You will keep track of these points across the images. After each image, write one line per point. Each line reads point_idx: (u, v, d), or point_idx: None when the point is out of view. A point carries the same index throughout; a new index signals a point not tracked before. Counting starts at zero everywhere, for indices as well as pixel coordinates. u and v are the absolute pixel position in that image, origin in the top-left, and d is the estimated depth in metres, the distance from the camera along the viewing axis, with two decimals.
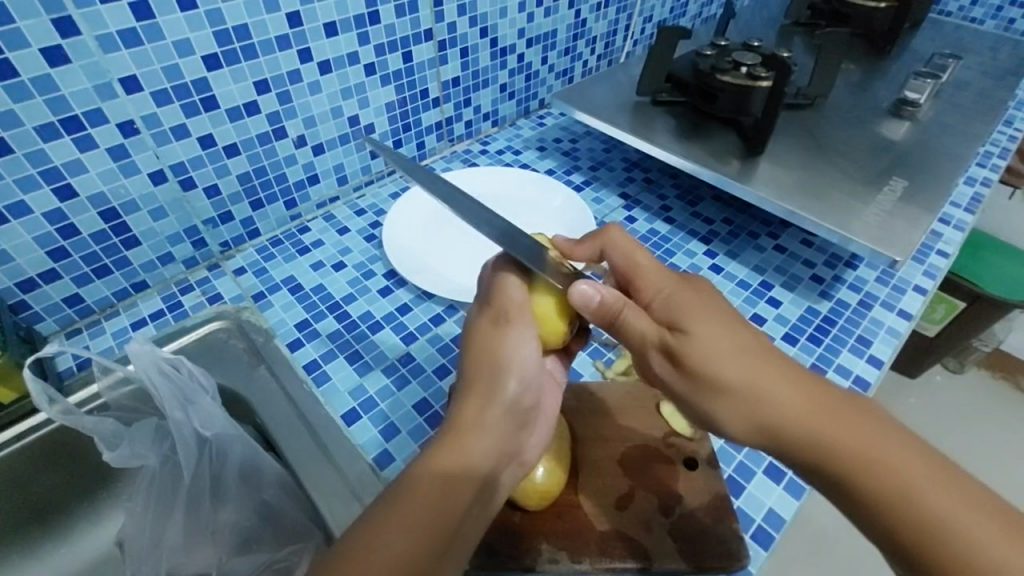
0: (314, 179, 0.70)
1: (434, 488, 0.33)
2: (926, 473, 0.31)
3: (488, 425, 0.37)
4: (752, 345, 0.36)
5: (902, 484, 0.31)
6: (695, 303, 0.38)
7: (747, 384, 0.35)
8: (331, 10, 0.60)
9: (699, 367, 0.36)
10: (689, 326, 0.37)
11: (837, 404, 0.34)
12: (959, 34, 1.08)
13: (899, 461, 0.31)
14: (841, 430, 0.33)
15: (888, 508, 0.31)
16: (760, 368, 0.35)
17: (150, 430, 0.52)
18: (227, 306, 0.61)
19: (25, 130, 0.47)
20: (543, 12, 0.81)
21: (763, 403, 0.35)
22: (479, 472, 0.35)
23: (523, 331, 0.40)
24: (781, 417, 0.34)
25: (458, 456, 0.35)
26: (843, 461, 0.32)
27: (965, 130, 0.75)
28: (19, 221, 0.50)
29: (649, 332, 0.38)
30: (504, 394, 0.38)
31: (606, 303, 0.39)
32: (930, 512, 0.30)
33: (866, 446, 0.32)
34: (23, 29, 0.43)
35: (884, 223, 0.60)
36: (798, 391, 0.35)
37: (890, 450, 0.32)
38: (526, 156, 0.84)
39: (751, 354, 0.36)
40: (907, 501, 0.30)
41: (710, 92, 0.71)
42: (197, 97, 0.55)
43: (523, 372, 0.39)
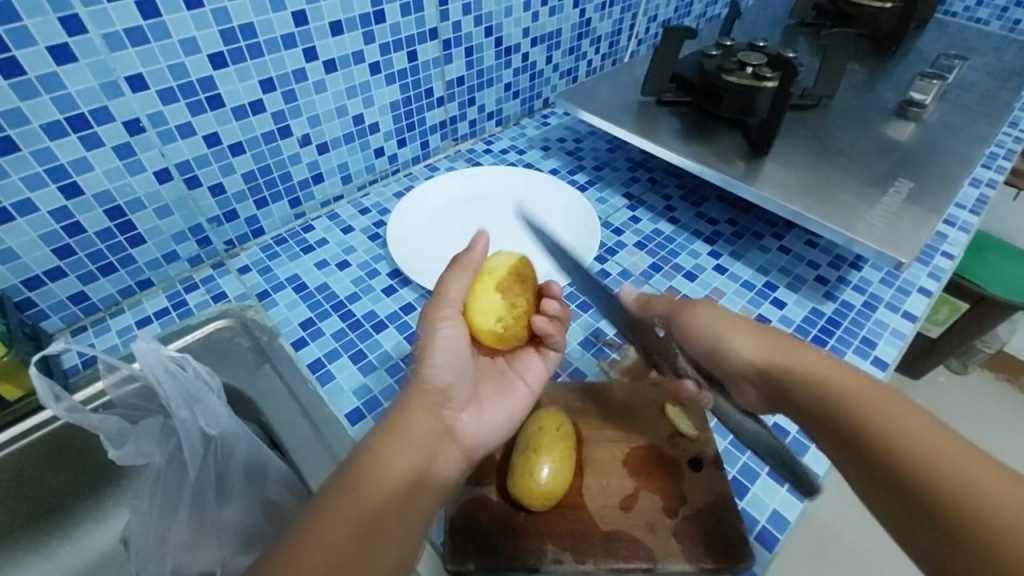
0: (318, 177, 0.70)
1: (381, 475, 0.37)
2: (933, 434, 0.33)
3: (423, 415, 0.42)
4: (767, 332, 0.44)
5: (912, 442, 0.33)
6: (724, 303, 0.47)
7: (761, 358, 0.42)
8: (336, 9, 0.60)
9: (717, 345, 0.45)
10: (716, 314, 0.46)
11: (848, 374, 0.38)
12: (964, 35, 1.08)
13: (905, 420, 0.34)
14: (851, 393, 0.36)
15: (900, 466, 0.33)
16: (771, 345, 0.42)
17: (155, 429, 0.52)
18: (232, 304, 0.61)
19: (31, 128, 0.47)
20: (548, 11, 0.81)
21: (785, 365, 0.40)
22: (414, 466, 0.38)
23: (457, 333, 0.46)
24: (799, 377, 0.39)
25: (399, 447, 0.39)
26: (853, 422, 0.35)
27: (971, 131, 0.75)
28: (24, 219, 0.50)
29: (676, 325, 0.49)
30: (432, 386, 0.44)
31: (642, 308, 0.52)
32: (941, 468, 0.31)
33: (877, 409, 0.35)
34: (30, 27, 0.43)
35: (889, 224, 0.60)
36: (811, 363, 0.40)
37: (900, 413, 0.34)
38: (530, 156, 0.84)
39: (765, 337, 0.43)
40: (915, 458, 0.32)
41: (715, 93, 0.71)
42: (202, 95, 0.55)
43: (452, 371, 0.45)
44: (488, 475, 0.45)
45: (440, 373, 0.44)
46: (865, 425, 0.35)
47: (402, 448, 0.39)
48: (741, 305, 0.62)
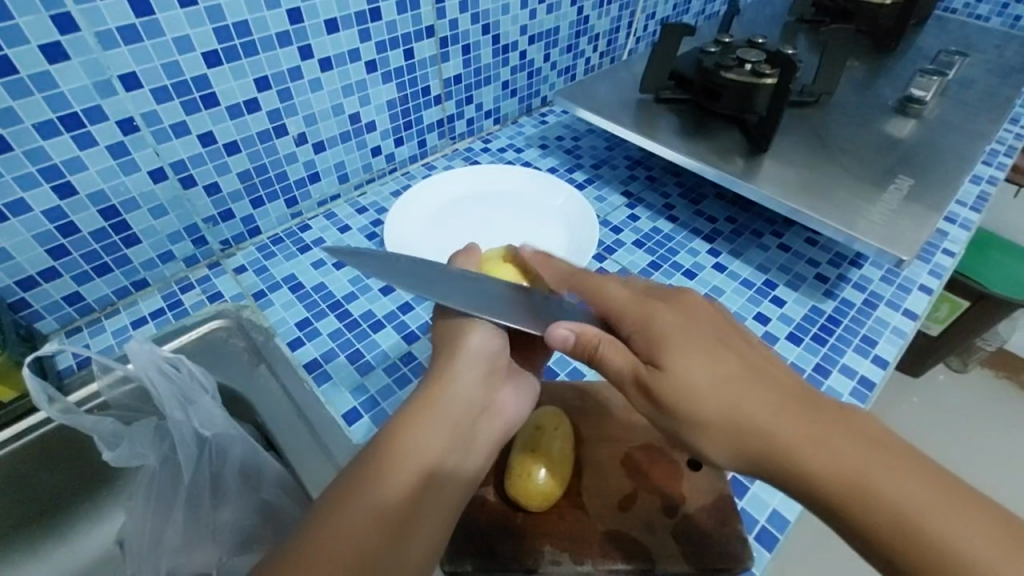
0: (315, 177, 0.70)
1: (411, 453, 0.36)
2: (938, 508, 0.29)
3: (461, 382, 0.40)
4: (735, 373, 0.35)
5: (917, 520, 0.29)
6: (666, 324, 0.38)
7: (735, 414, 0.34)
8: (331, 7, 0.59)
9: (684, 399, 0.35)
10: (663, 360, 0.36)
11: (834, 429, 0.32)
12: (965, 31, 1.07)
13: (893, 487, 0.29)
14: (841, 463, 0.31)
15: (910, 552, 0.28)
16: (743, 395, 0.34)
17: (148, 430, 0.51)
18: (227, 305, 0.61)
19: (24, 128, 0.47)
20: (545, 9, 0.81)
21: (746, 426, 0.33)
22: (437, 450, 0.37)
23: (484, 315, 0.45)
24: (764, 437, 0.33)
25: (428, 422, 0.37)
26: (849, 500, 0.30)
27: (971, 128, 0.75)
28: (18, 219, 0.49)
29: (627, 364, 0.38)
30: (471, 349, 0.42)
31: (581, 340, 0.39)
32: (954, 554, 0.28)
33: (881, 486, 0.30)
34: (22, 26, 0.43)
35: (890, 222, 0.59)
36: (791, 420, 0.33)
37: (898, 483, 0.30)
38: (528, 154, 0.84)
39: (735, 384, 0.35)
40: (924, 542, 0.28)
41: (713, 90, 0.71)
42: (197, 94, 0.55)
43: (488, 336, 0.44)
44: (486, 476, 0.45)
45: (476, 344, 0.43)
46: (860, 504, 0.30)
47: (428, 427, 0.37)
48: (740, 304, 0.61)
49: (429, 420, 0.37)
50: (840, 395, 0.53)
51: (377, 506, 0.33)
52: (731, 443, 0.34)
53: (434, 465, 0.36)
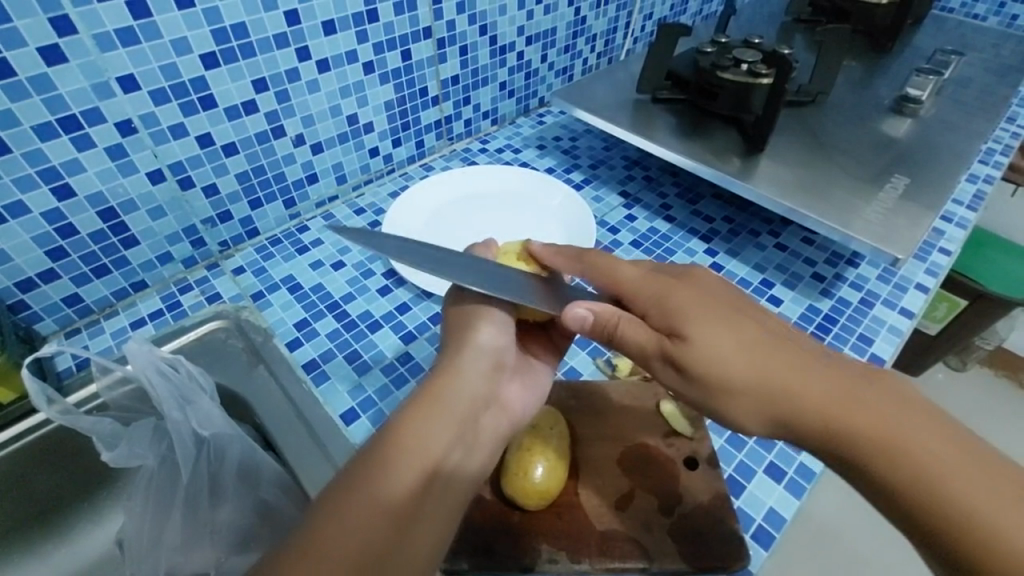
0: (313, 178, 0.70)
1: (415, 450, 0.35)
2: (958, 466, 0.30)
3: (466, 377, 0.40)
4: (762, 340, 0.36)
5: (937, 476, 0.30)
6: (691, 300, 0.38)
7: (763, 380, 0.35)
8: (328, 9, 0.59)
9: (710, 368, 0.36)
10: (688, 331, 0.37)
11: (861, 393, 0.33)
12: (962, 30, 1.07)
13: (926, 451, 0.30)
14: (867, 424, 0.32)
15: (937, 511, 0.30)
16: (770, 362, 0.35)
17: (146, 430, 0.51)
18: (225, 305, 0.61)
19: (23, 130, 0.47)
20: (542, 10, 0.81)
21: (777, 394, 0.34)
22: (441, 446, 0.36)
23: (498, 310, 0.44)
24: (795, 406, 0.34)
25: (432, 417, 0.37)
26: (873, 458, 0.31)
27: (967, 127, 0.75)
28: (17, 221, 0.50)
29: (649, 340, 0.39)
30: (477, 343, 0.42)
31: (600, 320, 0.41)
32: (973, 509, 0.29)
33: (905, 445, 0.31)
34: (20, 29, 0.43)
35: (886, 221, 0.59)
36: (819, 384, 0.34)
37: (920, 442, 0.31)
38: (526, 154, 0.84)
39: (765, 353, 0.35)
40: (942, 496, 0.29)
41: (710, 90, 0.71)
42: (194, 96, 0.55)
43: (499, 331, 0.43)
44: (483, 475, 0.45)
45: (486, 335, 0.42)
46: (885, 460, 0.31)
47: (434, 422, 0.37)
48: None
49: (433, 416, 0.37)
50: None
51: (380, 500, 0.33)
52: (760, 408, 0.35)
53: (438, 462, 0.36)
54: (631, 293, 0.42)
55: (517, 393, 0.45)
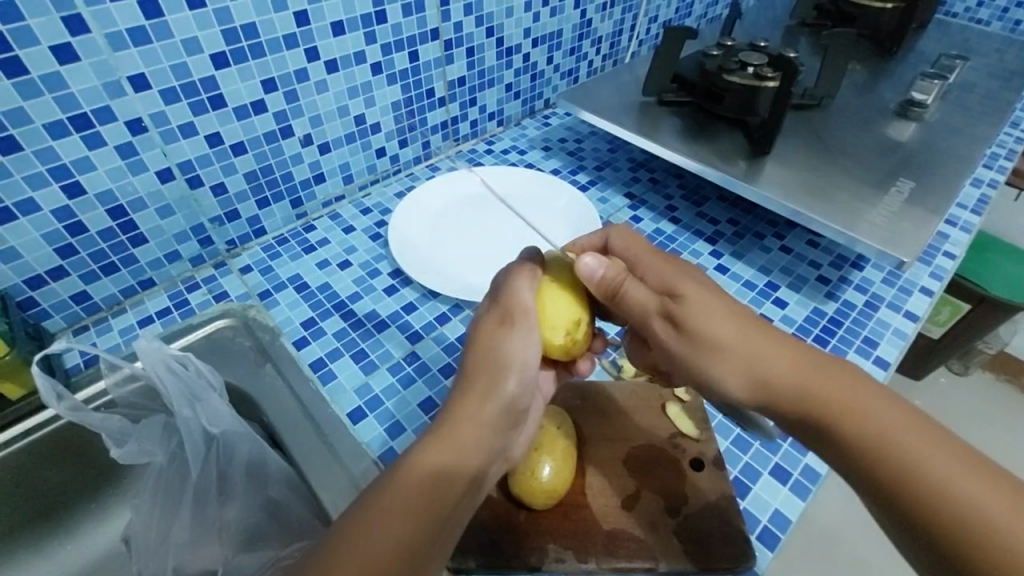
0: (320, 178, 0.70)
1: (429, 491, 0.34)
2: (917, 434, 0.32)
3: (486, 424, 0.38)
4: (746, 312, 0.38)
5: (900, 442, 0.32)
6: (689, 275, 0.41)
7: (746, 347, 0.37)
8: (338, 10, 0.60)
9: (703, 330, 0.38)
10: (685, 294, 0.39)
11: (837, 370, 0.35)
12: (966, 35, 1.08)
13: (882, 419, 0.33)
14: (840, 395, 0.34)
15: (892, 473, 0.31)
16: (752, 332, 0.37)
17: (157, 427, 0.52)
18: (233, 304, 0.61)
19: (34, 128, 0.47)
20: (549, 12, 0.81)
21: (754, 358, 0.37)
22: (456, 489, 0.35)
23: (527, 338, 0.41)
24: (770, 372, 0.36)
25: (446, 458, 0.35)
26: (844, 427, 0.33)
27: (972, 130, 0.75)
28: (27, 218, 0.50)
29: (649, 300, 0.41)
30: (503, 393, 0.39)
31: (608, 277, 0.42)
32: (937, 480, 0.30)
33: (875, 420, 0.33)
34: (33, 27, 0.44)
35: (891, 224, 0.60)
36: (798, 358, 0.36)
37: (890, 417, 0.33)
38: (531, 156, 0.84)
39: (749, 324, 0.38)
40: (910, 468, 0.31)
41: (716, 92, 0.71)
42: (204, 95, 0.55)
43: (524, 375, 0.40)
44: None
45: (512, 381, 0.39)
46: (848, 422, 0.33)
47: (449, 462, 0.35)
48: None
49: (448, 454, 0.36)
50: None
51: (391, 544, 0.32)
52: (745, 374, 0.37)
53: (450, 506, 0.34)
54: (632, 262, 0.43)
55: (529, 434, 0.43)
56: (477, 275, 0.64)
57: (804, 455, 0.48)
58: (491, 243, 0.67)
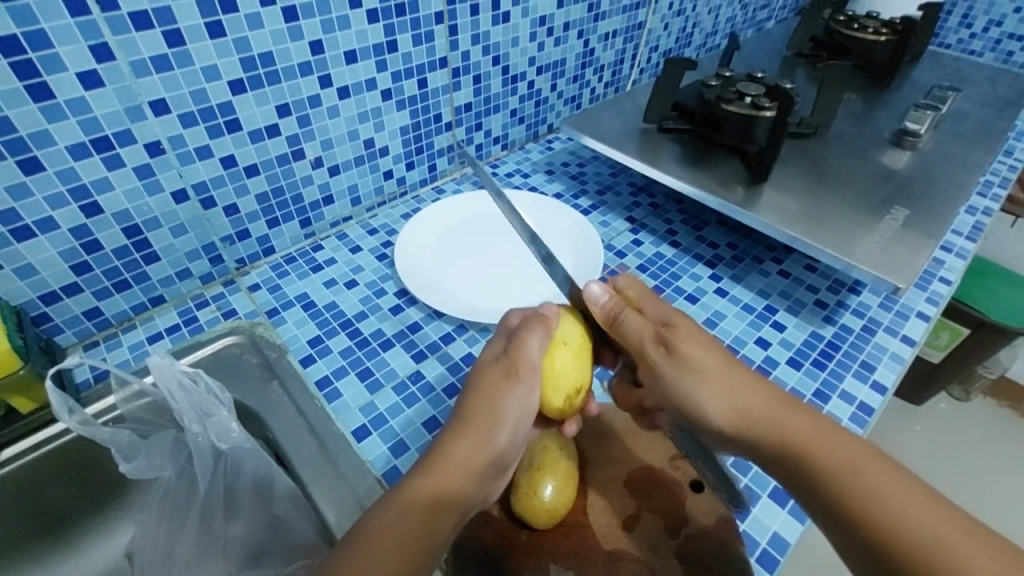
0: (329, 199, 0.72)
1: (419, 532, 0.34)
2: (880, 467, 0.34)
3: (476, 471, 0.38)
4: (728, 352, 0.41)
5: (863, 473, 0.34)
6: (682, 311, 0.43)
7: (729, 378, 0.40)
8: (351, 40, 0.62)
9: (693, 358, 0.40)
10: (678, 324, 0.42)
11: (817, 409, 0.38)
12: (959, 65, 1.11)
13: (846, 453, 0.35)
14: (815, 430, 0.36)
15: (858, 503, 0.33)
16: (733, 368, 0.40)
17: (167, 442, 0.52)
18: (242, 321, 0.62)
19: (57, 149, 0.49)
20: (553, 41, 0.84)
21: (736, 390, 0.39)
22: (442, 533, 0.35)
23: (527, 394, 0.41)
24: (749, 405, 0.38)
25: (434, 498, 0.36)
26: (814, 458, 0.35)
27: (965, 159, 0.77)
28: (46, 236, 0.51)
29: (644, 329, 0.42)
30: (495, 444, 0.39)
31: (608, 306, 0.44)
32: (901, 514, 0.31)
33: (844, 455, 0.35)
34: (62, 55, 0.46)
35: (886, 250, 0.61)
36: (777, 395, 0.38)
37: (860, 453, 0.34)
38: (535, 180, 0.86)
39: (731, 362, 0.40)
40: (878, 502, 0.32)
41: (715, 121, 0.74)
42: (221, 120, 0.57)
43: (516, 430, 0.40)
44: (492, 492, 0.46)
45: (504, 437, 0.39)
46: (816, 453, 0.35)
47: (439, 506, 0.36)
48: (741, 329, 0.63)
49: (434, 490, 0.36)
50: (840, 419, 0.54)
51: None
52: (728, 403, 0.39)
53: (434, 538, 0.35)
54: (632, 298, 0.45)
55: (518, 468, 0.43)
56: (481, 296, 0.65)
57: None
58: (493, 266, 0.69)
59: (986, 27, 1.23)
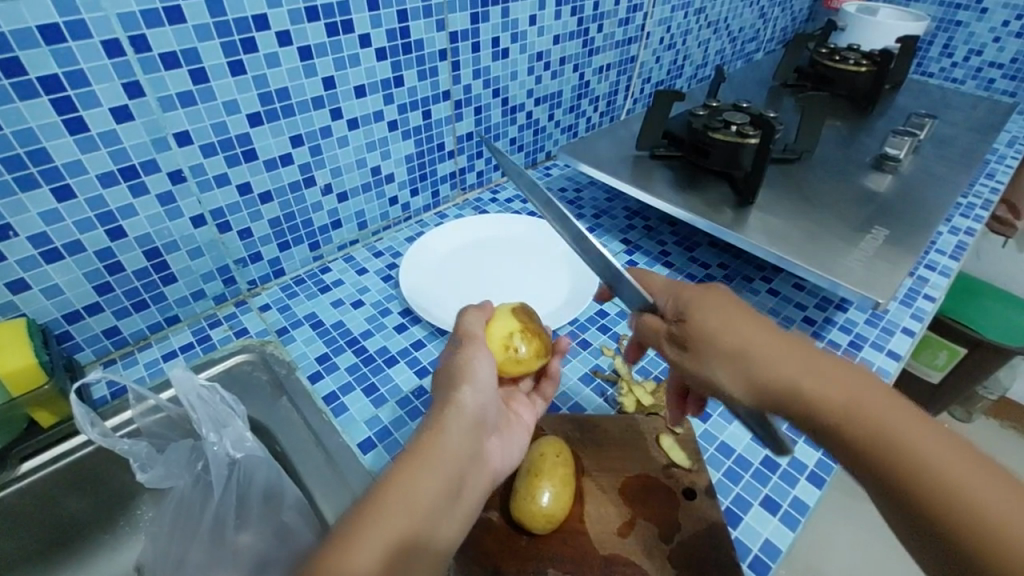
0: (337, 223, 0.76)
1: (410, 494, 0.37)
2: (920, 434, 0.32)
3: (453, 433, 0.41)
4: (765, 329, 0.39)
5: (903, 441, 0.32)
6: (704, 300, 0.42)
7: (751, 355, 0.38)
8: (361, 75, 0.67)
9: (731, 350, 0.39)
10: (697, 316, 0.41)
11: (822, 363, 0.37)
12: (940, 93, 1.16)
13: (880, 418, 0.33)
14: (829, 394, 0.35)
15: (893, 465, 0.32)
16: (771, 343, 0.38)
17: (184, 450, 0.55)
18: (252, 340, 0.65)
19: (88, 178, 0.53)
20: (550, 74, 0.89)
21: (771, 367, 0.38)
22: (434, 493, 0.38)
23: (474, 351, 0.47)
24: (786, 375, 0.37)
25: (422, 468, 0.39)
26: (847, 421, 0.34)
27: (945, 181, 0.81)
28: (72, 258, 0.55)
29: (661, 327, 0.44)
30: (462, 403, 0.43)
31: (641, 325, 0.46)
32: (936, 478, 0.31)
33: (867, 417, 0.34)
34: (97, 92, 0.50)
35: (868, 269, 0.64)
36: (787, 353, 0.38)
37: (896, 422, 0.33)
38: (533, 205, 0.90)
39: (762, 339, 0.39)
40: (906, 457, 0.32)
41: (703, 148, 0.78)
42: (239, 149, 0.61)
43: (479, 389, 0.45)
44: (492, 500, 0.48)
45: (471, 396, 0.44)
46: (849, 413, 0.34)
47: (427, 469, 0.39)
48: None
49: (421, 475, 0.38)
50: None
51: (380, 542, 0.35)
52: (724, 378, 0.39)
53: (432, 525, 0.37)
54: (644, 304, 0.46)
55: (497, 445, 0.46)
56: None
57: (793, 488, 0.50)
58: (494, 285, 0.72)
59: (967, 57, 1.29)
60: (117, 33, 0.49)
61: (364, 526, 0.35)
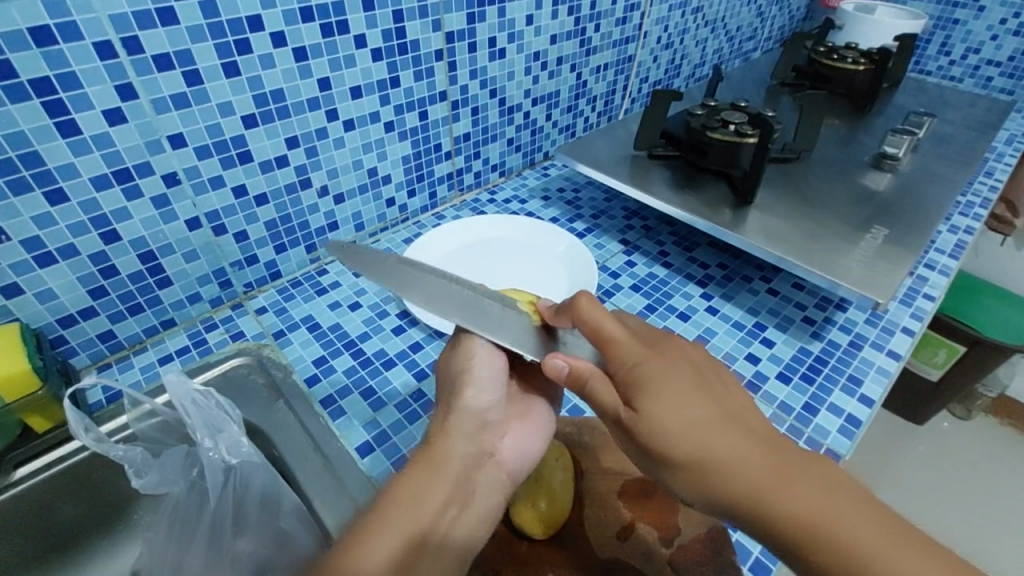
0: (334, 225, 0.75)
1: (410, 510, 0.38)
2: (851, 516, 0.31)
3: (455, 437, 0.43)
4: (711, 414, 0.36)
5: (832, 524, 0.31)
6: (641, 375, 0.39)
7: (699, 452, 0.35)
8: (357, 76, 0.67)
9: (676, 443, 0.36)
10: (640, 397, 0.38)
11: (754, 439, 0.35)
12: (939, 91, 1.16)
13: (813, 504, 0.32)
14: (758, 473, 0.34)
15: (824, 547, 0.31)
16: (715, 431, 0.36)
17: (179, 456, 0.54)
18: (248, 343, 0.65)
19: (81, 180, 0.52)
20: (546, 74, 0.89)
21: (717, 462, 0.35)
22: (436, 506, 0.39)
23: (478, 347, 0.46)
24: (733, 468, 0.34)
25: (424, 481, 0.40)
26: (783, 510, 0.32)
27: (944, 180, 0.81)
28: (66, 262, 0.54)
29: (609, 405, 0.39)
30: (465, 405, 0.45)
31: (574, 372, 0.41)
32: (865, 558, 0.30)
33: (792, 496, 0.32)
34: (90, 94, 0.49)
35: (868, 269, 0.63)
36: (731, 438, 0.35)
37: (830, 503, 0.32)
38: (531, 205, 0.89)
39: (708, 424, 0.36)
40: (817, 526, 0.31)
41: (701, 148, 0.78)
42: (233, 151, 0.61)
43: (484, 388, 0.46)
44: None
45: (477, 397, 0.45)
46: (781, 493, 0.33)
47: (428, 481, 0.40)
48: (730, 346, 0.65)
49: (429, 482, 0.40)
50: (828, 432, 0.55)
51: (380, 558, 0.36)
52: (651, 457, 0.37)
53: (447, 528, 0.39)
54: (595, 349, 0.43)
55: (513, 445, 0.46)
56: None
57: None
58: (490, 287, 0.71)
59: (964, 55, 1.28)
60: (109, 35, 0.48)
61: (369, 541, 0.37)
